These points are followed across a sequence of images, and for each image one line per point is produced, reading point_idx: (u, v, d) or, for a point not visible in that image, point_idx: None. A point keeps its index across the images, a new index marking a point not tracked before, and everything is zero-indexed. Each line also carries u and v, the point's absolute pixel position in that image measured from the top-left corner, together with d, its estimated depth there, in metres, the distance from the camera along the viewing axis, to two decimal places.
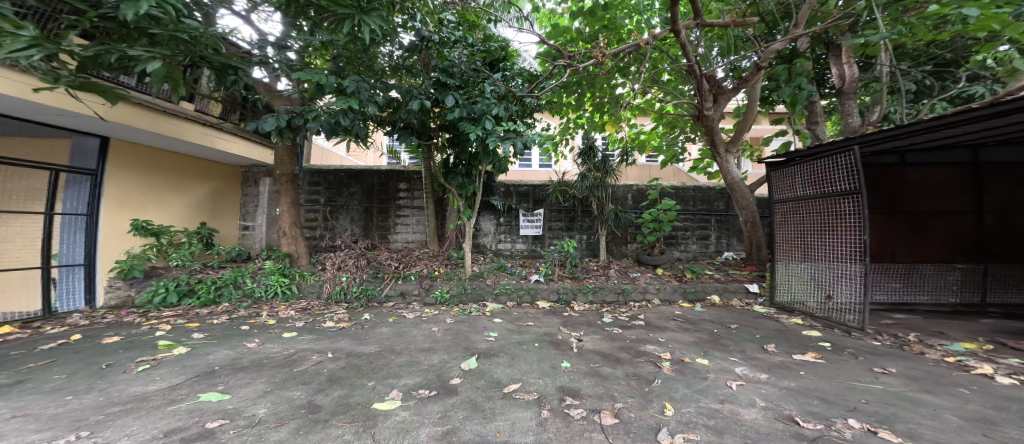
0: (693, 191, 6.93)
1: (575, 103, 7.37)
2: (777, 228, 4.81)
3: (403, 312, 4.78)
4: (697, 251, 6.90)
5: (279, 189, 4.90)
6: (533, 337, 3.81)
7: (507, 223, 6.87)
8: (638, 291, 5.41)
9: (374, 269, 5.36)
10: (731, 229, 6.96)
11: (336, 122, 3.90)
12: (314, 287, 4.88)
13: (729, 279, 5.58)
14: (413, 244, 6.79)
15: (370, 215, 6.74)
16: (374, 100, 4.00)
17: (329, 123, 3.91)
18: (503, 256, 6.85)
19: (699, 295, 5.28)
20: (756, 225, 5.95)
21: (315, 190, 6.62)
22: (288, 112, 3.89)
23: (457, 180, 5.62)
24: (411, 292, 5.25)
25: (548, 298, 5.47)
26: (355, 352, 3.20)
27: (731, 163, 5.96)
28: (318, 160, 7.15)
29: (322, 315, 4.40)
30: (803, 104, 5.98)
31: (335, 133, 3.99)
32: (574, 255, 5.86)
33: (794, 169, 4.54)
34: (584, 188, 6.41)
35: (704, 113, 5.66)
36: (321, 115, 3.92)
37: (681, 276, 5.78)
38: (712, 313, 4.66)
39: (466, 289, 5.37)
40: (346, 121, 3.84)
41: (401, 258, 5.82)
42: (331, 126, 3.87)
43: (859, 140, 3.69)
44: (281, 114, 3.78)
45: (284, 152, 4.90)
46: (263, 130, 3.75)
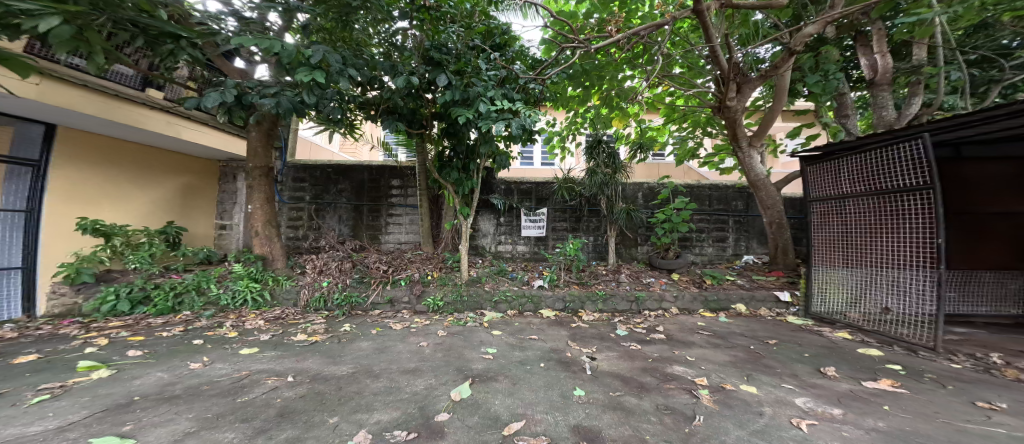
0: (708, 189, 6.39)
1: (581, 96, 6.82)
2: (813, 228, 4.25)
3: (390, 322, 4.22)
4: (714, 254, 6.34)
5: (251, 184, 4.31)
6: (538, 354, 3.24)
7: (508, 223, 6.33)
8: (654, 299, 4.84)
9: (358, 272, 4.79)
10: (751, 230, 6.38)
11: (299, 100, 3.34)
12: (289, 293, 4.32)
13: (754, 286, 4.99)
14: (406, 245, 6.26)
15: (359, 214, 6.20)
16: (349, 74, 3.36)
17: (291, 101, 3.34)
18: (503, 259, 6.30)
19: (722, 304, 4.69)
20: (783, 226, 5.39)
21: (300, 186, 6.07)
22: (237, 86, 3.33)
23: (450, 173, 5.05)
24: (400, 300, 4.72)
25: (553, 306, 4.91)
26: (322, 374, 2.64)
27: (755, 159, 5.39)
28: (304, 154, 6.62)
29: (295, 325, 3.83)
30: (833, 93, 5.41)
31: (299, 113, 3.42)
32: (583, 258, 5.28)
33: (837, 163, 3.98)
34: (593, 185, 5.86)
35: (727, 104, 5.10)
36: (282, 93, 3.34)
37: (699, 281, 5.20)
38: (740, 325, 4.09)
39: (461, 296, 4.83)
40: (310, 97, 3.27)
41: (389, 261, 5.26)
42: (296, 106, 3.32)
43: (928, 127, 3.13)
44: (226, 89, 3.21)
45: (257, 141, 4.31)
46: (203, 109, 3.13)
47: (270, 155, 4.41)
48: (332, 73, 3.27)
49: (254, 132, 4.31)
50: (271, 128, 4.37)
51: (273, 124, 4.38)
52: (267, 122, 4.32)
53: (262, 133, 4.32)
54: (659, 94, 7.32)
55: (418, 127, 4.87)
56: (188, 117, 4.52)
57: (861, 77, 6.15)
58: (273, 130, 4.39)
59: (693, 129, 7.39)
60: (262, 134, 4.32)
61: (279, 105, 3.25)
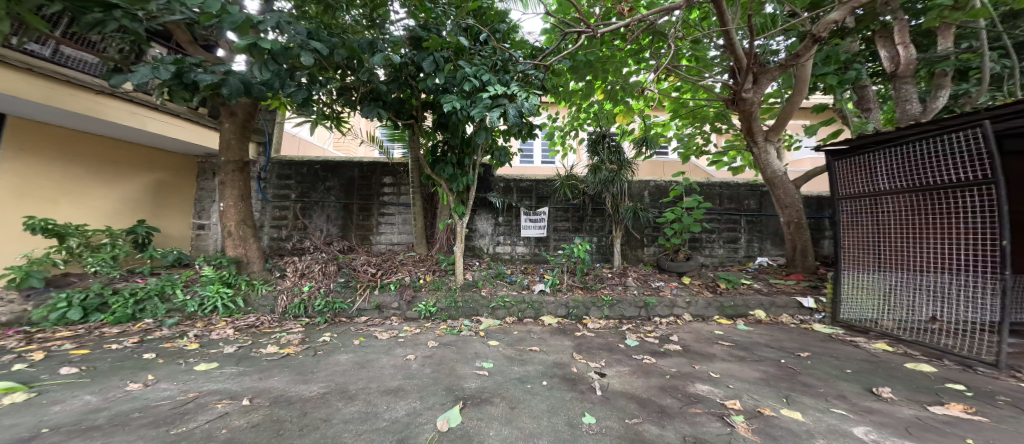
0: (719, 187, 6.01)
1: (584, 91, 6.45)
2: (840, 228, 3.91)
3: (376, 330, 3.83)
4: (725, 255, 5.96)
5: (223, 180, 3.92)
6: (539, 370, 2.85)
7: (507, 223, 5.95)
8: (664, 305, 4.45)
9: (343, 276, 4.39)
10: (765, 231, 6.00)
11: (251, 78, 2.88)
12: (265, 299, 3.92)
13: (772, 290, 4.60)
14: (398, 246, 5.90)
15: (348, 213, 5.83)
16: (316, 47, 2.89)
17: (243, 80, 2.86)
18: (501, 261, 5.92)
19: (740, 311, 4.30)
20: (801, 226, 5.00)
21: (285, 184, 5.68)
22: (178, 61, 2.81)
23: (442, 169, 4.64)
24: (389, 306, 4.33)
25: (555, 312, 4.53)
26: (287, 396, 2.26)
27: (771, 154, 5.00)
28: (291, 151, 6.24)
29: (269, 335, 3.43)
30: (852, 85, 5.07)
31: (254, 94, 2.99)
32: (588, 260, 4.89)
33: (866, 158, 3.65)
34: (597, 183, 5.48)
35: (742, 96, 4.70)
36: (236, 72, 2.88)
37: (712, 285, 4.80)
38: (763, 334, 3.70)
39: (455, 302, 4.44)
40: (261, 75, 2.77)
41: (378, 263, 4.87)
42: (246, 85, 2.88)
43: (987, 119, 2.82)
44: (163, 64, 2.68)
45: (231, 133, 3.94)
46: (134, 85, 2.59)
47: (245, 148, 4.03)
48: (291, 47, 2.81)
49: (227, 124, 3.94)
50: (246, 119, 4.00)
51: (249, 115, 4.01)
52: (242, 113, 3.96)
53: (235, 125, 3.95)
54: (666, 88, 6.97)
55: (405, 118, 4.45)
56: (155, 108, 4.17)
57: (880, 70, 5.81)
58: (250, 122, 4.03)
59: (701, 125, 7.04)
60: (236, 126, 3.95)
61: (226, 85, 2.84)
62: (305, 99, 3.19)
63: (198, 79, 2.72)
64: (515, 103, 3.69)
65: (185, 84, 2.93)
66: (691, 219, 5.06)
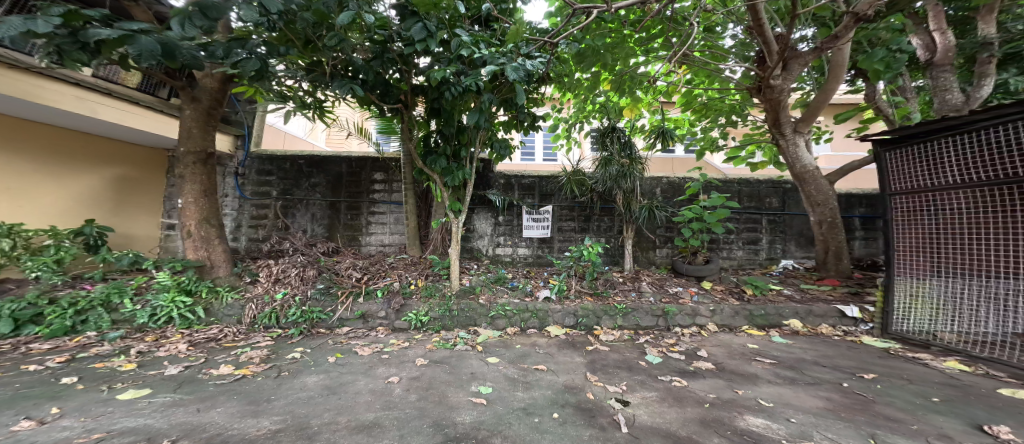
0: (738, 183, 5.49)
1: (591, 83, 5.98)
2: (891, 228, 3.47)
3: (357, 344, 3.32)
4: (746, 258, 5.45)
5: (181, 173, 3.41)
6: (547, 396, 2.36)
7: (507, 222, 5.46)
8: (685, 313, 3.94)
9: (323, 280, 3.88)
10: (789, 231, 5.48)
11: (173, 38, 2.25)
12: (230, 308, 3.41)
13: (807, 298, 4.07)
14: (389, 248, 5.43)
15: (335, 212, 5.34)
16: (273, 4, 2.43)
17: (158, 41, 2.21)
18: (501, 264, 5.44)
19: (772, 321, 3.78)
20: (835, 226, 4.50)
21: (265, 180, 5.19)
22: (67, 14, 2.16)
23: (434, 161, 4.12)
24: (375, 315, 3.83)
25: (561, 322, 4.04)
26: (228, 437, 1.77)
27: (801, 147, 4.50)
28: (273, 145, 5.76)
29: (229, 350, 2.93)
30: (890, 75, 4.47)
31: (177, 59, 2.34)
32: (599, 263, 4.38)
33: (921, 149, 3.26)
34: (608, 178, 4.96)
35: (769, 82, 4.21)
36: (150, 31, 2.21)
37: (738, 290, 4.28)
38: (806, 348, 3.18)
39: (449, 311, 3.96)
40: (188, 33, 2.25)
41: (365, 267, 4.38)
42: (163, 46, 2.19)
43: None
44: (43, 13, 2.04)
45: (192, 121, 3.45)
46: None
47: (209, 138, 3.53)
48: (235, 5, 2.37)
49: (188, 110, 3.47)
50: (211, 106, 3.53)
51: (215, 101, 3.54)
52: (206, 99, 3.50)
53: (198, 112, 3.47)
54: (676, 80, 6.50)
55: (392, 103, 3.87)
56: (107, 94, 3.69)
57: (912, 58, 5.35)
58: (215, 109, 3.55)
59: (716, 118, 6.55)
60: (199, 113, 3.48)
61: (136, 44, 2.13)
62: (257, 69, 2.67)
63: (92, 32, 2.03)
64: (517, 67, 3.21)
65: (79, 41, 2.23)
66: (715, 218, 4.53)
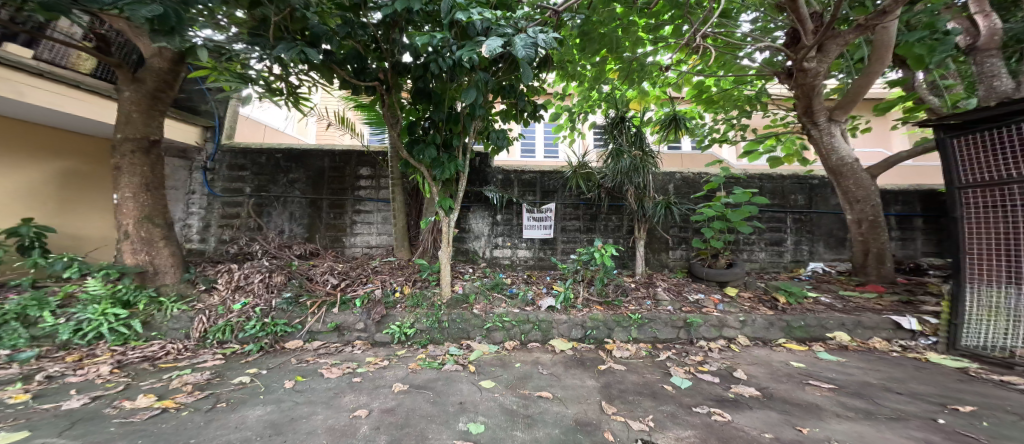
0: (761, 179, 4.94)
1: (594, 74, 5.50)
2: (961, 226, 2.94)
3: (327, 363, 2.80)
4: (770, 260, 4.92)
5: (118, 164, 2.90)
6: (554, 438, 1.84)
7: (506, 222, 4.95)
8: (711, 325, 3.41)
9: (292, 286, 3.34)
10: (818, 230, 4.94)
11: None
12: (177, 321, 2.89)
13: (851, 307, 3.53)
14: (375, 250, 4.91)
15: (316, 211, 4.83)
16: None
17: None
18: (499, 268, 4.92)
19: (814, 334, 3.24)
20: (878, 226, 3.96)
21: (237, 175, 4.66)
22: None
23: (421, 151, 3.58)
24: (351, 327, 3.30)
25: (567, 335, 3.52)
26: None
27: (837, 137, 3.99)
28: (248, 137, 5.24)
29: (165, 373, 2.41)
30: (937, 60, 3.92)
31: None
32: (611, 267, 3.85)
33: (999, 133, 2.74)
34: (617, 172, 4.44)
35: (802, 66, 3.69)
36: None
37: (769, 297, 3.74)
38: (864, 369, 2.64)
39: (438, 323, 3.45)
40: None
41: (345, 271, 3.86)
42: None
43: None
44: None
45: (132, 104, 2.97)
46: None
47: (153, 125, 3.04)
48: None
49: (127, 92, 2.98)
50: (158, 88, 3.04)
51: (163, 83, 3.06)
52: (152, 80, 3.00)
53: (140, 94, 2.98)
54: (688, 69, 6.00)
55: (368, 81, 3.26)
56: (40, 74, 3.21)
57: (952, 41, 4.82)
58: (163, 92, 3.06)
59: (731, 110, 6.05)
60: (142, 95, 2.99)
61: None
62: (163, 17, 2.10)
63: None
64: (524, 36, 2.72)
65: None
66: (741, 215, 4.00)
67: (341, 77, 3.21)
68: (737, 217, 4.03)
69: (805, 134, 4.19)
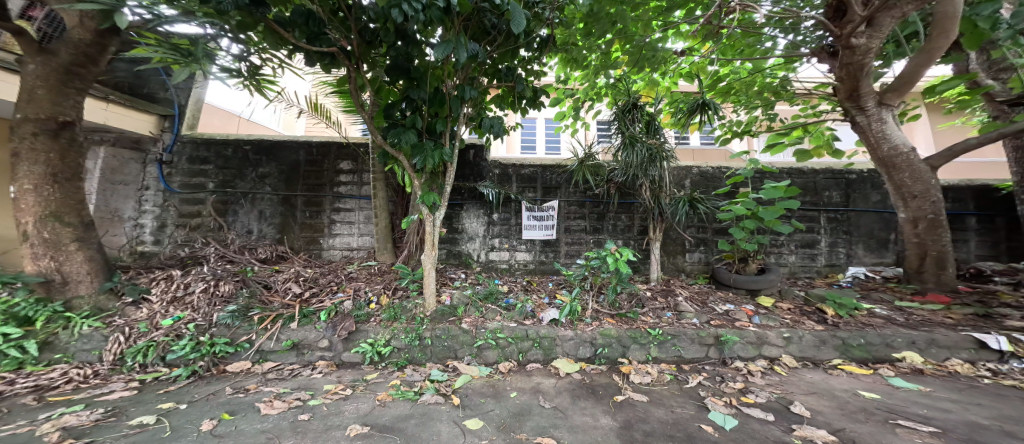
0: (792, 173, 4.35)
1: (599, 62, 4.95)
2: None
3: (273, 393, 2.23)
4: (802, 265, 4.33)
5: (14, 150, 2.39)
6: None
7: (503, 221, 4.39)
8: (748, 342, 2.81)
9: (241, 296, 2.76)
10: (858, 231, 4.35)
11: None
12: (88, 341, 2.36)
13: (916, 321, 2.94)
14: (356, 253, 4.35)
15: (288, 210, 4.27)
16: None
17: None
18: (495, 273, 4.35)
19: (877, 354, 2.65)
20: (938, 225, 3.39)
21: (199, 170, 4.11)
22: None
23: (399, 135, 2.99)
24: (312, 345, 2.72)
25: (574, 354, 2.94)
26: None
27: (888, 124, 3.43)
28: (212, 127, 4.70)
29: (51, 411, 1.85)
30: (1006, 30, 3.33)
31: None
32: (626, 274, 3.25)
33: None
34: (627, 166, 3.88)
35: (850, 42, 3.10)
36: None
37: (813, 309, 3.15)
38: (961, 404, 2.05)
39: (420, 340, 2.89)
40: None
41: (314, 278, 3.30)
42: None
43: None
44: None
45: (37, 79, 2.45)
46: None
47: (65, 104, 2.52)
48: None
49: (33, 65, 2.46)
50: (75, 62, 2.53)
51: (82, 57, 2.55)
52: (67, 52, 2.50)
53: (49, 68, 2.47)
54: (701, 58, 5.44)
55: (323, 48, 2.68)
56: None
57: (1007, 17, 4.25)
58: (81, 66, 2.55)
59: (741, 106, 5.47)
60: (52, 69, 2.47)
61: None
62: None
63: None
64: None
65: None
66: (774, 212, 3.44)
67: (290, 42, 2.66)
68: (769, 215, 3.47)
69: (847, 120, 3.62)
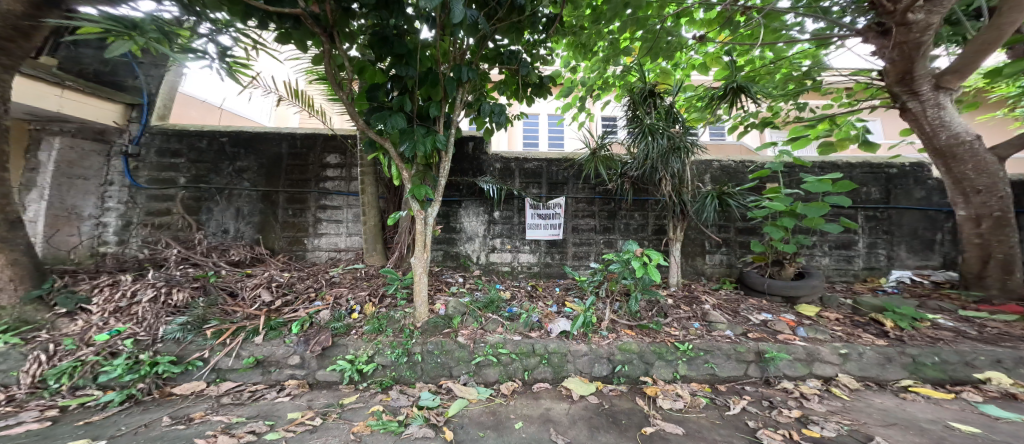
0: (825, 167, 3.91)
1: (608, 49, 4.46)
2: None
3: (225, 426, 1.81)
4: (837, 268, 3.90)
5: None
6: None
7: (505, 220, 3.98)
8: (796, 359, 2.38)
9: (195, 307, 2.33)
10: (900, 230, 3.91)
11: None
12: (3, 360, 1.98)
13: (991, 335, 2.51)
14: (344, 254, 3.94)
15: (269, 207, 3.87)
16: None
17: None
18: (497, 277, 3.94)
19: (954, 375, 2.22)
20: (1005, 223, 2.98)
21: (170, 163, 3.72)
22: None
23: (385, 119, 2.56)
24: (281, 363, 2.30)
25: (589, 371, 2.52)
26: None
27: (946, 109, 3.00)
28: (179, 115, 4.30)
29: None
30: None
31: None
32: (650, 279, 2.80)
33: None
34: (640, 161, 3.46)
35: (905, 16, 2.66)
36: None
37: (866, 320, 2.72)
38: None
39: (408, 356, 2.47)
40: None
41: (289, 282, 2.87)
42: None
43: None
44: None
45: None
46: None
47: None
48: None
49: None
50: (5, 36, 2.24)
51: (13, 31, 2.26)
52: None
53: None
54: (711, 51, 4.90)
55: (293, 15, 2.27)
56: None
57: None
58: (13, 43, 2.28)
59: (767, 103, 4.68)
60: None
61: None
62: None
63: None
64: None
65: None
66: (819, 209, 3.02)
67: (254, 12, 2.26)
68: (812, 212, 3.04)
69: (897, 106, 3.20)
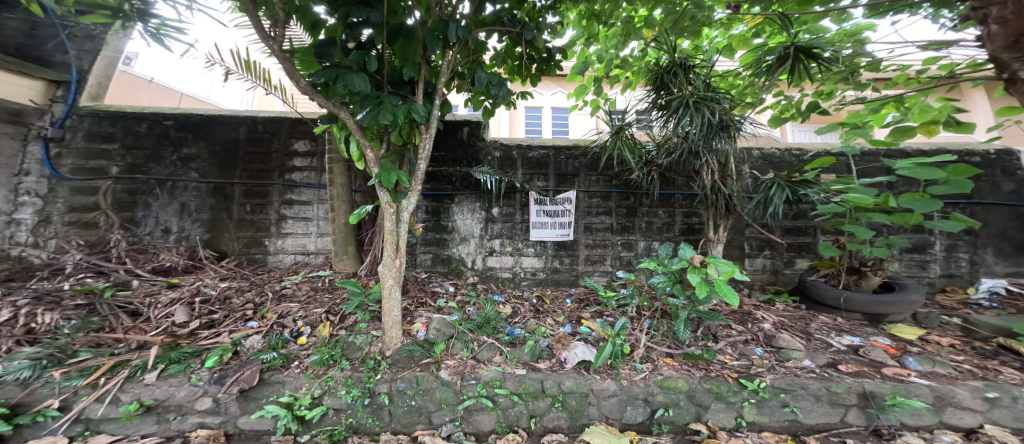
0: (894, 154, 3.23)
1: (623, 26, 3.64)
2: None
3: None
4: (909, 275, 3.20)
5: None
6: None
7: (505, 217, 3.31)
8: (922, 405, 1.67)
9: (57, 336, 1.75)
10: (987, 229, 3.21)
11: None
12: None
13: None
14: (313, 258, 3.29)
15: (221, 202, 3.22)
16: None
17: None
18: (495, 285, 3.27)
19: None
20: None
21: (102, 150, 3.09)
22: None
23: (337, 79, 1.90)
24: (189, 409, 1.63)
25: (619, 416, 1.79)
26: None
27: None
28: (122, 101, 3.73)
29: None
30: None
31: None
32: (711, 300, 2.08)
33: None
34: (672, 151, 2.82)
35: None
36: None
37: (992, 347, 2.05)
38: None
39: (372, 397, 1.79)
40: None
41: (222, 296, 2.20)
42: None
43: None
44: None
45: None
46: None
47: None
48: None
49: None
50: None
51: None
52: None
53: None
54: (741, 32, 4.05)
55: None
56: None
57: None
58: None
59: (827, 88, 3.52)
60: None
61: None
62: None
63: None
64: None
65: None
66: (926, 202, 2.54)
67: None
68: (917, 205, 2.56)
69: None
